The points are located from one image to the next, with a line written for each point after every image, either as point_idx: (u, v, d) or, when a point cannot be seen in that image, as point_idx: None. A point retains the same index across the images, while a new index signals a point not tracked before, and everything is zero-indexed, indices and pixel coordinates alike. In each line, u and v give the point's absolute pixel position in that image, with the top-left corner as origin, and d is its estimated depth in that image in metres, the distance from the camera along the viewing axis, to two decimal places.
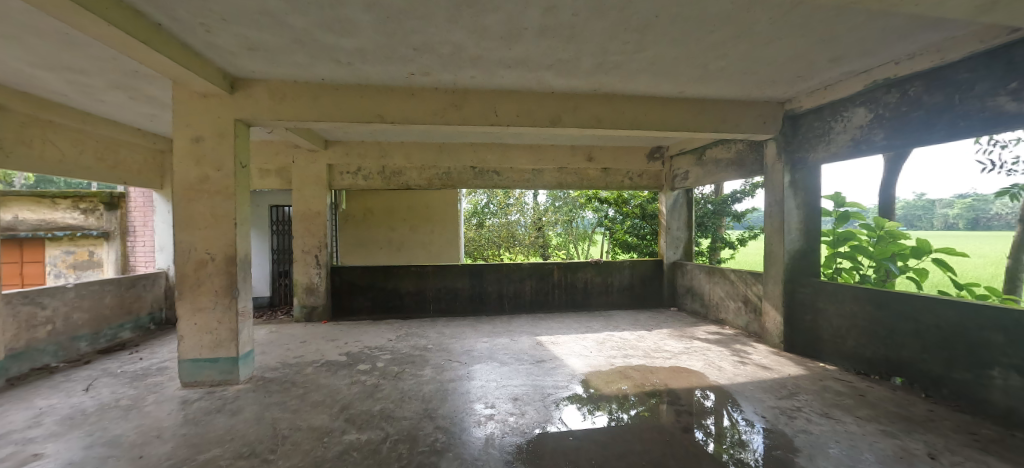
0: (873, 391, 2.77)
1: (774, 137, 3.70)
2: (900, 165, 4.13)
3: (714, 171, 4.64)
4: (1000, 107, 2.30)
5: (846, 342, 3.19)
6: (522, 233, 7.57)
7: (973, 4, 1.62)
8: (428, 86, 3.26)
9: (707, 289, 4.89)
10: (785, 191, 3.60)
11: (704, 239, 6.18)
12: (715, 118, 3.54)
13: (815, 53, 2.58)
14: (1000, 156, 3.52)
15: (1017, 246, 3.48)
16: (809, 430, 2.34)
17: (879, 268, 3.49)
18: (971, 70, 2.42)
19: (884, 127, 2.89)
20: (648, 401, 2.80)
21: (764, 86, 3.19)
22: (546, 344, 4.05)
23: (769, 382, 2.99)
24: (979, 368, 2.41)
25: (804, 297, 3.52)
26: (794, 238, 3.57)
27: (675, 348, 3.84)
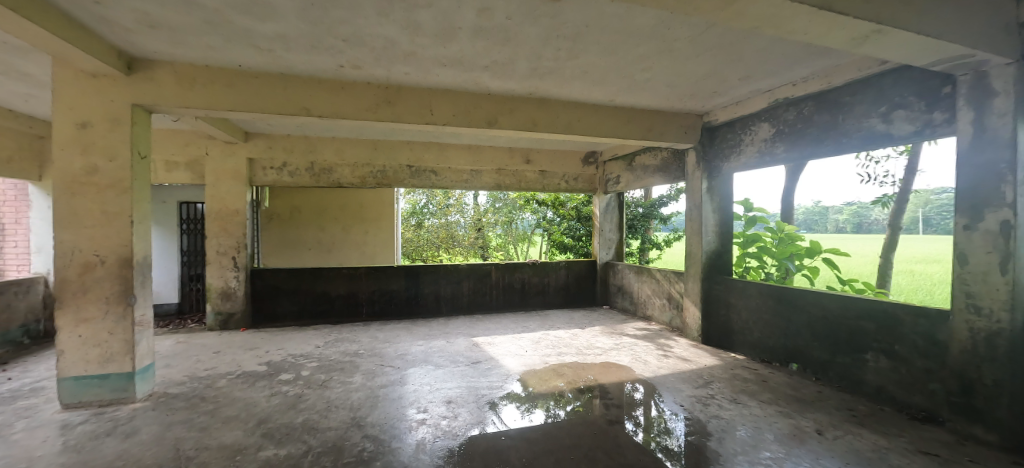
0: (774, 377, 3.09)
1: (694, 147, 4.01)
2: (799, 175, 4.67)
3: (642, 176, 4.91)
4: (872, 127, 2.67)
5: (753, 334, 3.53)
6: (462, 233, 7.50)
7: (850, 38, 1.87)
8: (360, 80, 3.12)
9: (636, 288, 5.17)
10: (702, 196, 3.92)
11: (634, 240, 6.50)
12: (642, 126, 3.75)
13: (728, 71, 2.82)
14: (874, 170, 4.12)
15: (887, 247, 4.07)
16: (720, 415, 2.55)
17: (780, 267, 3.89)
18: (850, 94, 2.79)
19: (783, 141, 3.24)
20: (581, 396, 2.90)
21: (685, 98, 3.44)
22: (482, 345, 4.04)
23: (687, 373, 3.22)
24: (856, 352, 2.78)
25: (719, 294, 3.84)
26: (710, 239, 3.91)
27: (606, 344, 4.01)
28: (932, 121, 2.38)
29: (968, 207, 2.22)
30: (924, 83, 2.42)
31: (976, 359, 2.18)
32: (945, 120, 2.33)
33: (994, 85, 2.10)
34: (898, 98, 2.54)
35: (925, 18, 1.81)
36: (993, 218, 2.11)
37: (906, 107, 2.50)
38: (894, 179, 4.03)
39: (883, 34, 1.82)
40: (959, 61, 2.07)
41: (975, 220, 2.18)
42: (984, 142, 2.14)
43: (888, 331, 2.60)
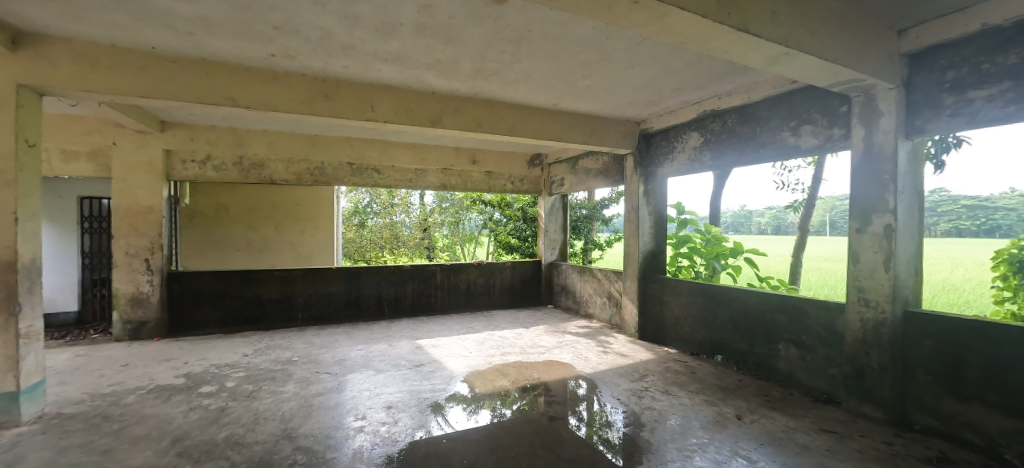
0: (701, 368, 3.33)
1: (632, 153, 4.21)
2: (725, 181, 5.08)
3: (584, 179, 5.09)
4: (784, 140, 2.96)
5: (683, 329, 3.78)
6: (407, 233, 7.33)
7: (763, 58, 2.06)
8: (294, 71, 2.95)
9: (578, 287, 5.33)
10: (639, 199, 4.13)
11: (578, 241, 6.72)
12: (584, 131, 3.89)
13: (661, 82, 2.99)
14: (787, 178, 4.58)
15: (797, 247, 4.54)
16: (653, 406, 2.70)
17: (708, 265, 4.18)
18: (766, 108, 3.07)
19: (710, 150, 3.50)
20: (526, 395, 2.94)
21: (624, 106, 3.61)
22: (426, 347, 3.98)
23: (624, 368, 3.38)
24: (770, 343, 3.07)
25: (654, 292, 4.08)
26: (647, 240, 4.14)
27: (549, 342, 4.10)
28: (831, 136, 2.69)
29: (859, 213, 2.53)
30: (826, 102, 2.72)
31: (865, 346, 2.49)
32: (842, 135, 2.64)
33: (880, 107, 2.41)
34: (805, 114, 2.83)
35: (825, 44, 2.04)
36: (879, 222, 2.42)
37: (811, 122, 2.80)
38: (803, 186, 4.50)
39: (790, 56, 2.02)
40: (853, 85, 2.35)
41: (865, 224, 2.49)
42: (872, 156, 2.45)
43: (796, 324, 2.90)
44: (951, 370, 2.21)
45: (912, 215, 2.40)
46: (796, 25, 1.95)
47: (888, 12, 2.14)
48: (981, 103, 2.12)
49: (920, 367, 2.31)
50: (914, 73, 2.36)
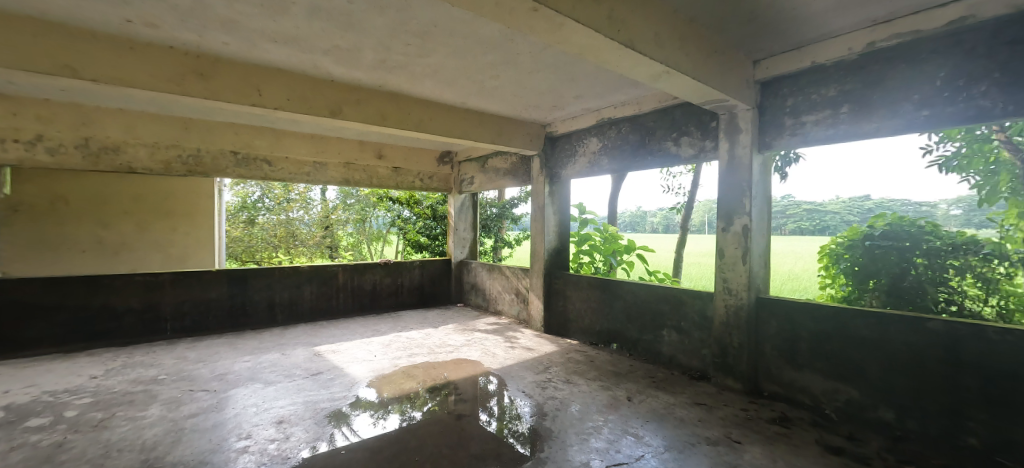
0: (598, 356, 3.60)
1: (538, 154, 4.38)
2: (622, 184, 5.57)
3: (494, 178, 5.17)
4: (667, 149, 3.32)
5: (584, 321, 4.05)
6: (305, 232, 6.78)
7: (649, 74, 2.28)
8: (158, 42, 2.53)
9: (488, 285, 5.41)
10: (545, 199, 4.33)
11: (488, 240, 6.82)
12: (493, 131, 3.95)
13: (564, 89, 3.16)
14: (672, 183, 5.16)
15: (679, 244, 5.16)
16: (555, 395, 2.86)
17: (606, 261, 4.54)
18: (653, 120, 3.41)
19: (607, 154, 3.79)
20: (435, 395, 2.90)
21: (530, 109, 3.74)
22: (325, 354, 3.71)
23: (530, 361, 3.51)
24: (655, 330, 3.43)
25: (558, 287, 4.30)
26: (552, 238, 4.35)
27: (458, 341, 4.10)
28: (704, 147, 3.08)
29: (724, 215, 2.94)
30: (700, 117, 3.11)
31: (728, 328, 2.91)
32: (712, 147, 3.04)
33: (740, 124, 2.82)
34: (684, 127, 3.21)
35: (698, 67, 2.33)
36: (738, 223, 2.84)
37: (689, 134, 3.18)
38: (684, 191, 5.11)
39: (671, 74, 2.27)
40: (720, 104, 2.72)
41: (728, 224, 2.90)
42: (734, 166, 2.87)
43: (676, 311, 3.28)
44: (789, 344, 2.69)
45: (762, 217, 2.86)
46: (675, 48, 2.19)
47: (745, 45, 2.52)
48: (810, 125, 2.60)
49: (768, 343, 2.78)
50: (764, 97, 2.81)
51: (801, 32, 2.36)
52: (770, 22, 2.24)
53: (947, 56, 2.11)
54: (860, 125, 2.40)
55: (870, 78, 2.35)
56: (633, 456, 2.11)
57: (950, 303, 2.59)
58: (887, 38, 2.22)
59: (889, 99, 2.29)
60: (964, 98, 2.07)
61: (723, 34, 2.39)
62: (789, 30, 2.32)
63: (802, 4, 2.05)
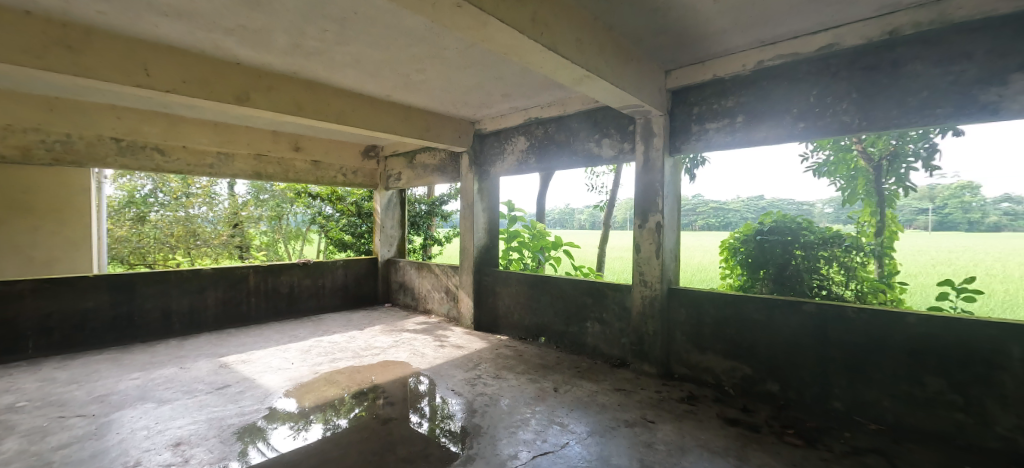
0: (527, 350, 3.70)
1: (467, 151, 4.36)
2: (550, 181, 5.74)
3: (422, 174, 5.05)
4: (589, 149, 3.49)
5: (513, 316, 4.12)
6: (210, 230, 6.08)
7: (571, 77, 2.36)
8: (7, 5, 2.11)
9: (417, 283, 5.29)
10: (474, 196, 4.33)
11: (417, 237, 6.66)
12: (420, 126, 3.86)
13: (492, 87, 3.18)
14: (595, 182, 5.48)
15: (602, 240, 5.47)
16: (485, 391, 2.89)
17: (534, 257, 4.65)
18: (577, 121, 3.56)
19: (534, 153, 3.89)
20: (363, 400, 2.77)
21: (458, 105, 3.71)
22: (234, 365, 3.38)
23: (459, 359, 3.50)
24: (580, 322, 3.60)
25: (488, 284, 4.34)
26: (481, 235, 4.38)
27: (385, 343, 3.97)
28: (622, 149, 3.29)
29: (640, 212, 3.16)
30: (619, 121, 3.30)
31: (644, 317, 3.14)
32: (630, 149, 3.25)
33: (654, 129, 3.05)
34: (605, 129, 3.39)
35: (616, 73, 2.47)
36: (652, 220, 3.07)
37: (609, 136, 3.36)
38: (606, 190, 5.43)
39: (591, 79, 2.38)
40: (636, 109, 2.91)
41: (644, 221, 3.12)
42: (648, 167, 3.09)
43: (598, 304, 3.47)
44: (695, 330, 2.97)
45: (673, 214, 3.12)
46: (595, 54, 2.30)
47: (656, 55, 2.72)
48: (712, 132, 2.88)
49: (678, 330, 3.05)
50: (674, 105, 3.05)
51: (703, 48, 2.60)
52: (678, 36, 2.43)
53: (817, 77, 2.47)
54: (752, 134, 2.71)
55: (760, 93, 2.67)
56: (558, 444, 2.20)
57: (822, 288, 3.02)
58: (773, 57, 2.53)
59: (775, 112, 2.62)
60: (830, 113, 2.43)
61: (637, 44, 2.56)
62: (694, 44, 2.54)
63: (704, 22, 2.26)
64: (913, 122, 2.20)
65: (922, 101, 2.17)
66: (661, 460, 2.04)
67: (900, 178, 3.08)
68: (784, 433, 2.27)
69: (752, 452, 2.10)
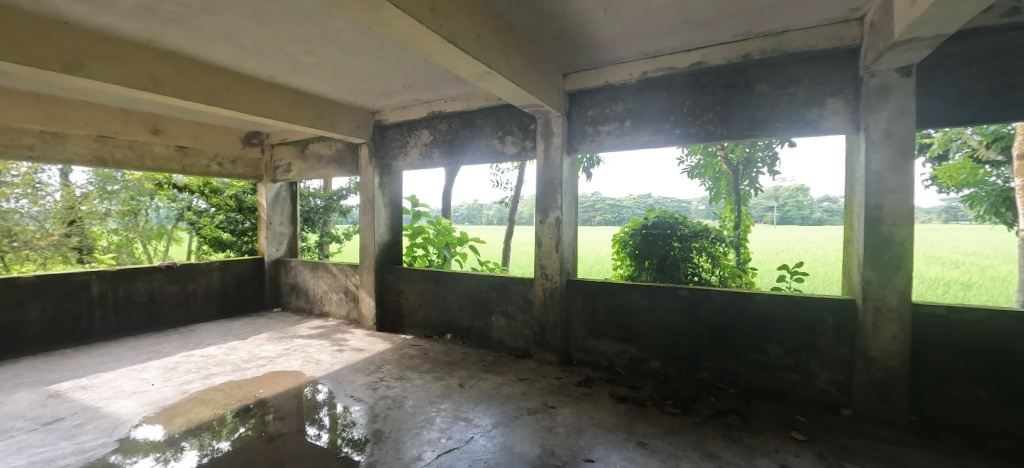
0: (433, 348, 3.63)
1: (367, 142, 4.12)
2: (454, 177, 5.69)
3: (315, 166, 4.66)
4: (492, 146, 3.53)
5: (418, 314, 4.02)
6: (33, 229, 4.86)
7: (472, 72, 2.34)
8: None
9: (311, 285, 4.88)
10: (375, 191, 4.12)
11: (312, 234, 6.24)
12: (312, 114, 3.56)
13: (392, 76, 3.03)
14: (499, 178, 5.59)
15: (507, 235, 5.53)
16: (388, 394, 2.77)
17: (440, 253, 4.60)
18: (481, 117, 3.58)
19: (438, 148, 3.82)
20: (249, 418, 2.46)
21: (356, 93, 3.48)
22: (69, 393, 2.76)
23: (360, 363, 3.31)
24: (485, 317, 3.64)
25: (390, 282, 4.18)
26: (383, 232, 4.20)
27: (273, 352, 3.59)
28: (524, 147, 3.39)
29: (540, 208, 3.28)
30: (521, 119, 3.40)
31: (545, 309, 3.28)
32: (531, 147, 3.37)
33: (553, 129, 3.19)
34: (508, 127, 3.46)
35: (517, 73, 2.53)
36: (553, 215, 3.22)
37: (512, 134, 3.44)
38: (511, 186, 5.57)
39: (493, 76, 2.40)
40: (536, 108, 3.01)
41: (544, 217, 3.25)
42: (548, 165, 3.22)
43: (502, 298, 3.54)
44: (591, 317, 3.19)
45: (570, 211, 3.30)
46: (497, 51, 2.33)
47: (554, 58, 2.84)
48: (605, 134, 3.10)
49: (576, 319, 3.24)
50: (572, 107, 3.22)
51: (596, 55, 2.78)
52: (573, 41, 2.57)
53: (689, 90, 2.80)
54: (638, 137, 2.98)
55: (644, 100, 2.95)
56: (463, 440, 2.20)
57: (695, 275, 3.45)
58: (654, 69, 2.81)
59: (656, 118, 2.91)
60: (698, 122, 2.78)
61: (537, 46, 2.64)
62: (588, 51, 2.71)
63: (596, 31, 2.42)
64: (759, 133, 2.61)
65: (765, 116, 2.59)
66: (560, 441, 2.15)
67: (751, 180, 3.69)
68: (664, 404, 2.55)
69: (637, 424, 2.32)
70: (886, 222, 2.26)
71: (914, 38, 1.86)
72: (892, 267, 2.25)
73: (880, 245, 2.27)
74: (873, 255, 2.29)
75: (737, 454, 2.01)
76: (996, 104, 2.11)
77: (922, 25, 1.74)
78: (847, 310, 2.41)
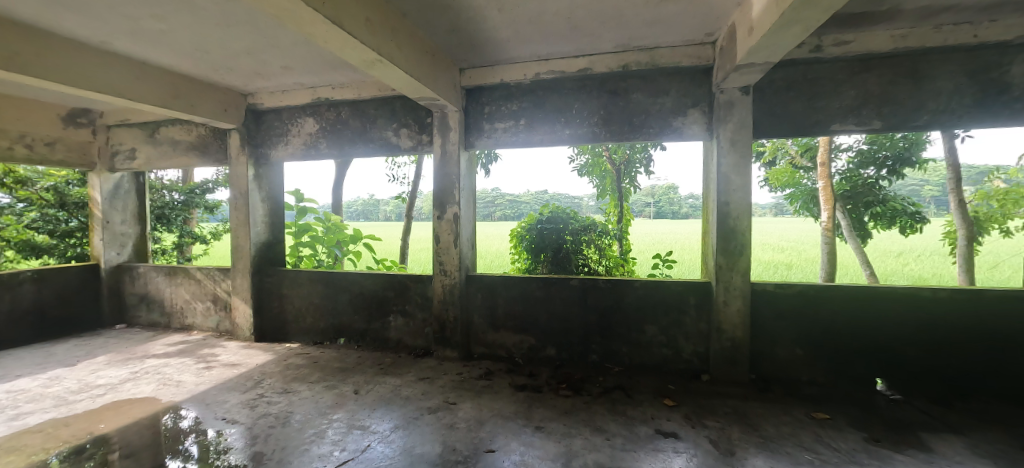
0: (323, 355, 3.36)
1: (238, 128, 3.61)
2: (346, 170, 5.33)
3: (170, 153, 3.95)
4: (387, 138, 3.37)
5: (305, 320, 3.69)
6: None
7: (362, 59, 2.19)
8: None
9: (168, 294, 4.15)
10: (249, 184, 3.65)
11: (169, 234, 5.43)
12: (162, 92, 3.00)
13: (267, 54, 2.69)
14: (396, 172, 5.38)
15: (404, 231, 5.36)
16: (270, 411, 2.49)
17: (329, 252, 4.30)
18: (373, 107, 3.39)
19: (325, 137, 3.52)
20: (82, 460, 1.98)
21: (222, 71, 3.02)
22: None
23: (234, 380, 2.92)
24: (382, 318, 3.48)
25: (270, 286, 3.76)
26: (260, 230, 3.74)
27: (115, 377, 2.97)
28: (420, 141, 3.30)
29: (438, 204, 3.23)
30: (416, 112, 3.30)
31: (445, 305, 3.23)
32: (427, 141, 3.29)
33: (450, 124, 3.15)
34: (403, 119, 3.34)
35: (411, 64, 2.44)
36: (450, 211, 3.18)
37: (407, 127, 3.32)
38: (408, 181, 5.40)
39: (386, 65, 2.27)
40: (432, 102, 2.94)
41: (442, 212, 3.20)
42: (445, 160, 3.18)
43: (400, 296, 3.42)
44: (490, 311, 3.25)
45: (468, 206, 3.31)
46: (388, 39, 2.21)
47: (450, 52, 2.81)
48: (500, 131, 3.17)
49: (475, 313, 3.28)
50: (468, 102, 3.22)
51: (492, 53, 2.81)
52: (469, 37, 2.57)
53: (578, 94, 3.00)
54: (532, 135, 3.11)
55: (537, 101, 3.08)
56: (359, 449, 2.06)
57: (585, 265, 3.71)
58: (546, 71, 2.94)
59: (549, 118, 3.06)
60: (586, 124, 2.99)
61: (432, 37, 2.58)
62: (483, 48, 2.73)
63: (491, 29, 2.44)
64: (635, 137, 2.91)
65: (641, 121, 2.89)
66: (461, 437, 2.15)
67: (631, 178, 4.16)
68: (559, 387, 2.72)
69: (535, 410, 2.43)
70: (732, 215, 2.69)
71: (751, 63, 2.23)
72: (736, 253, 2.69)
73: (728, 235, 2.70)
74: (723, 243, 2.71)
75: (620, 425, 2.23)
76: (804, 122, 2.65)
77: (756, 52, 2.09)
78: (704, 291, 2.82)
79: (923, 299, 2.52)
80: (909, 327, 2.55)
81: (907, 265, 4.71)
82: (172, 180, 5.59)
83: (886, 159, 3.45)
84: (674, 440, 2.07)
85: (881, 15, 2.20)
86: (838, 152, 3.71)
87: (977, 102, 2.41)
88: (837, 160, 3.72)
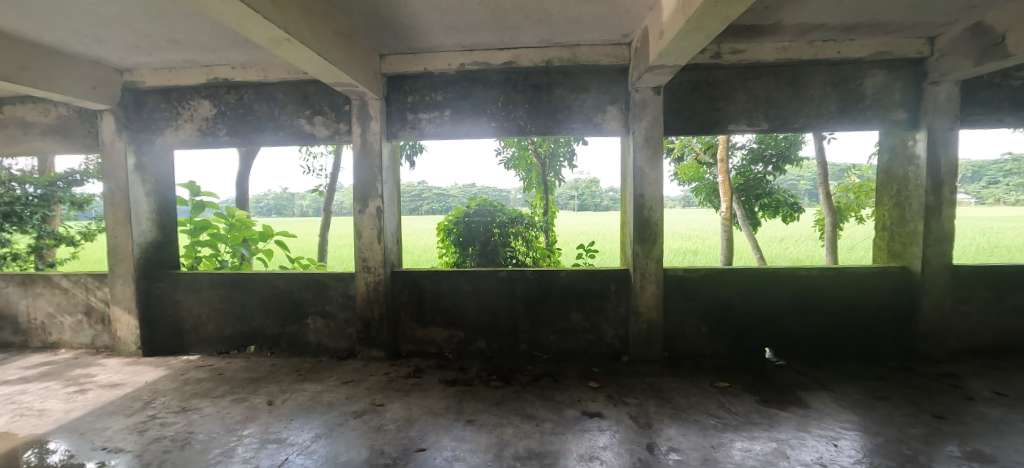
0: (230, 366, 3.04)
1: (112, 110, 3.13)
2: (252, 160, 4.83)
3: (18, 138, 3.27)
4: (300, 126, 3.11)
5: (207, 328, 3.30)
6: None
7: (267, 37, 1.97)
8: None
9: (23, 308, 3.46)
10: (129, 175, 3.18)
11: (23, 236, 4.58)
12: (6, 62, 2.43)
13: (149, 23, 2.32)
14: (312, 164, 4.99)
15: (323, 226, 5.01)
16: (165, 433, 2.19)
17: (233, 252, 3.88)
18: (282, 92, 3.10)
19: (225, 123, 3.15)
20: None
21: (90, 41, 2.56)
22: None
23: (117, 403, 2.53)
24: (299, 320, 3.23)
25: (162, 293, 3.31)
26: (145, 229, 3.29)
27: None
28: (338, 130, 3.08)
29: (359, 197, 3.05)
30: (333, 99, 3.08)
31: (369, 303, 3.07)
32: (345, 130, 3.09)
33: (370, 112, 2.99)
34: (318, 106, 3.10)
35: (325, 46, 2.25)
36: (372, 204, 3.03)
37: (323, 114, 3.09)
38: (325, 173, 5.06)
39: (295, 44, 2.07)
40: (350, 88, 2.76)
41: (364, 206, 3.03)
42: (366, 151, 3.01)
43: (319, 296, 3.19)
44: (418, 307, 3.17)
45: (391, 200, 3.18)
46: (298, 17, 2.02)
47: (369, 36, 2.65)
48: (425, 122, 3.08)
49: (403, 310, 3.18)
50: (390, 91, 3.08)
51: (415, 40, 2.71)
52: (389, 21, 2.44)
53: (503, 87, 3.01)
54: (458, 127, 3.06)
55: (462, 92, 3.04)
56: (274, 464, 1.90)
57: (513, 257, 3.76)
58: (471, 63, 2.90)
59: (474, 110, 3.04)
60: (511, 117, 3.01)
61: (349, 18, 2.41)
62: (404, 34, 2.62)
63: (413, 15, 2.35)
64: (558, 131, 3.00)
65: (564, 116, 2.98)
66: (389, 439, 2.07)
67: (556, 172, 4.30)
68: (489, 379, 2.74)
69: (466, 403, 2.43)
70: (647, 207, 2.90)
71: (661, 65, 2.40)
72: (650, 241, 2.91)
73: (642, 225, 2.90)
74: (639, 232, 2.91)
75: (549, 411, 2.30)
76: (707, 122, 2.91)
77: (666, 55, 2.25)
78: (623, 277, 3.01)
79: (800, 278, 2.93)
80: (790, 302, 2.96)
81: (788, 249, 5.44)
82: (24, 170, 4.67)
83: (771, 157, 3.93)
84: (599, 419, 2.19)
85: (768, 29, 2.48)
86: (734, 149, 4.16)
87: (839, 109, 2.84)
88: (734, 157, 4.16)
